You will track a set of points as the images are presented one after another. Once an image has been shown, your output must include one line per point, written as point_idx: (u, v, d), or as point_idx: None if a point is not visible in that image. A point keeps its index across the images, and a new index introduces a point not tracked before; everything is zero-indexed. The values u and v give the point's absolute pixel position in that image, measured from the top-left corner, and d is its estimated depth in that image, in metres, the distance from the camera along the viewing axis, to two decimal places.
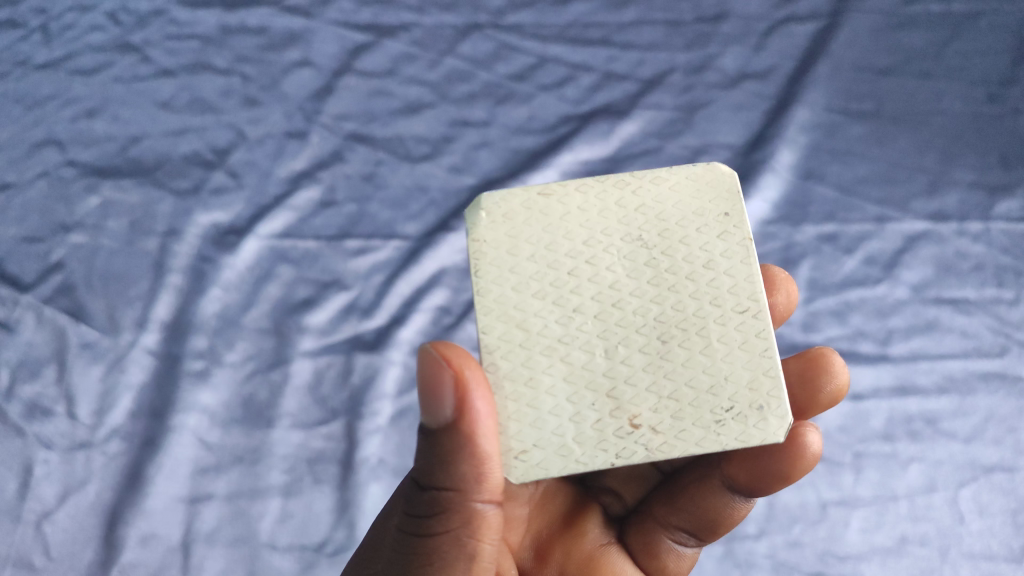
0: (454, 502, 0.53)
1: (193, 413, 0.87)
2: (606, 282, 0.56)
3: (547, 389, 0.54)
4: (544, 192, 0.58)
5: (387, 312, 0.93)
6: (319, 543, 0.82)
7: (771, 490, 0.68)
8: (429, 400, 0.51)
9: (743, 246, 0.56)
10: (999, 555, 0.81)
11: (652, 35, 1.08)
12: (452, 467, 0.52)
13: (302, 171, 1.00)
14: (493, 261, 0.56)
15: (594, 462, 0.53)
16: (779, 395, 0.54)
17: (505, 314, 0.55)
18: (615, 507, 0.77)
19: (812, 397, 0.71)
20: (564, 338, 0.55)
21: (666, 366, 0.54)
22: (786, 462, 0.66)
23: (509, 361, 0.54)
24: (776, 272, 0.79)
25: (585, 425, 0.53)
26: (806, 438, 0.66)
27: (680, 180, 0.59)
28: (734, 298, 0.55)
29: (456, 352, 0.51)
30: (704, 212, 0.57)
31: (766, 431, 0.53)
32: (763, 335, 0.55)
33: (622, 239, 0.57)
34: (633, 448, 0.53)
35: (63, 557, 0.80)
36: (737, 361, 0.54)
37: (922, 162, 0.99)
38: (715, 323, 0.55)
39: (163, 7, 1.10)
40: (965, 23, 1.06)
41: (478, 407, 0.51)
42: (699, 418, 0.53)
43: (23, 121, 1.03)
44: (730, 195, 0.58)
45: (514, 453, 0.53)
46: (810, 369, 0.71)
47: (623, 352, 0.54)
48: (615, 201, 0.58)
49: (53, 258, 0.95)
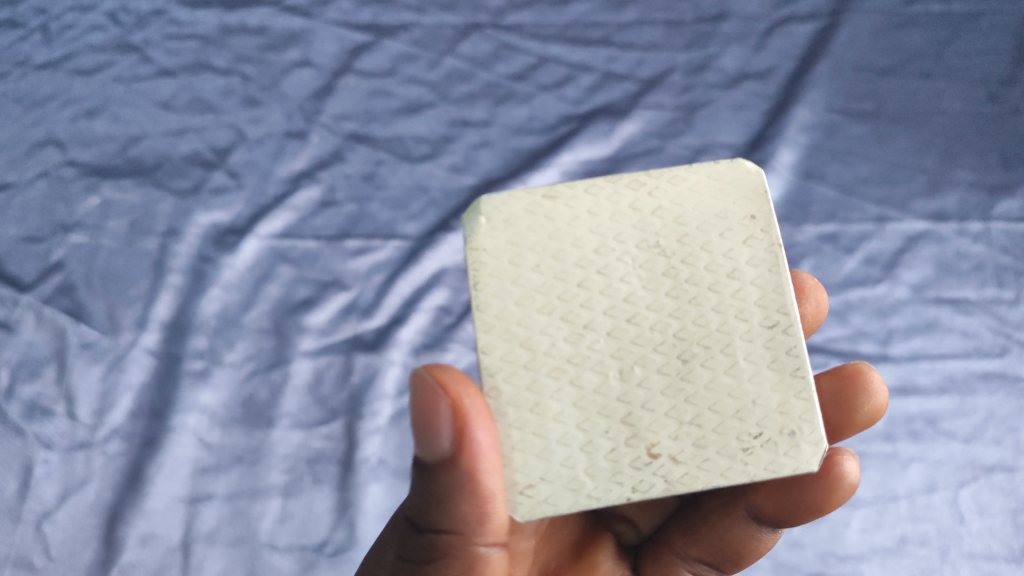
0: (454, 546, 0.54)
1: (193, 413, 0.87)
2: (620, 295, 0.55)
3: (555, 416, 0.54)
4: (550, 195, 0.58)
5: (387, 312, 0.93)
6: (319, 543, 0.82)
7: (800, 521, 0.67)
8: (425, 433, 0.50)
9: (769, 254, 0.56)
10: (998, 555, 0.81)
11: (652, 35, 1.08)
12: (452, 509, 0.52)
13: (302, 171, 1.00)
14: (494, 272, 0.56)
15: (608, 497, 0.53)
16: (812, 419, 0.54)
17: (507, 332, 0.55)
18: (629, 536, 0.78)
19: (849, 417, 0.70)
20: (574, 358, 0.54)
21: (687, 388, 0.54)
22: (821, 493, 0.65)
23: (512, 384, 0.54)
24: (806, 279, 0.79)
25: (597, 455, 0.53)
26: (843, 468, 0.65)
27: (700, 180, 0.58)
28: (761, 311, 0.55)
29: (452, 378, 0.51)
30: (727, 216, 0.57)
31: (798, 459, 0.53)
32: (794, 353, 0.54)
33: (637, 247, 0.57)
34: (652, 480, 0.53)
35: (63, 557, 0.80)
36: (765, 382, 0.54)
37: (923, 162, 0.99)
38: (740, 340, 0.55)
39: (162, 6, 1.10)
40: (966, 23, 1.06)
41: (479, 439, 0.50)
42: (724, 445, 0.53)
43: (24, 121, 1.03)
44: (755, 196, 0.58)
45: (520, 488, 0.53)
46: (844, 389, 0.71)
47: (639, 373, 0.54)
48: (628, 203, 0.58)
49: (53, 257, 0.95)
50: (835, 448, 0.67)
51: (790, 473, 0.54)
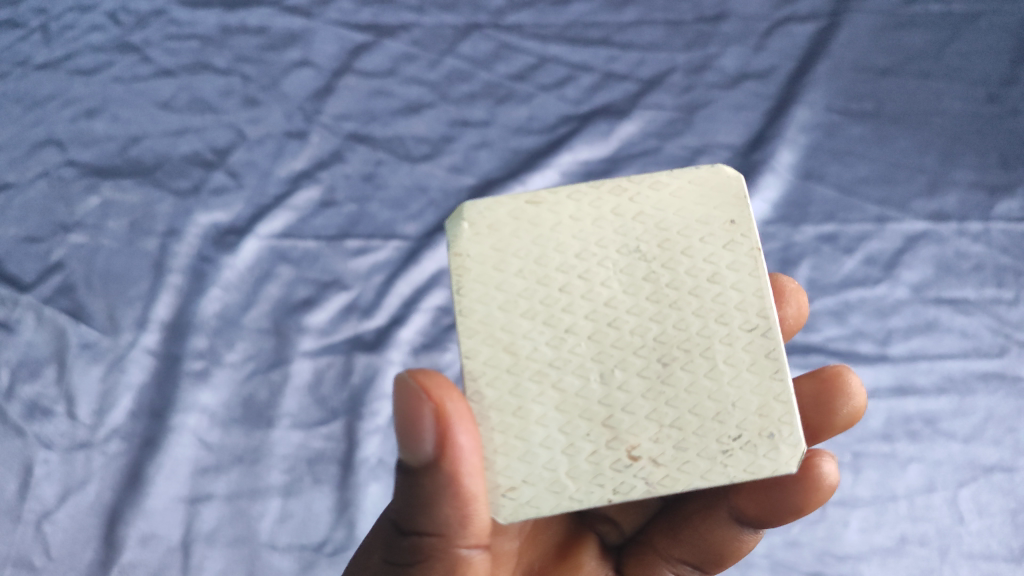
0: (437, 549, 0.53)
1: (193, 413, 0.87)
2: (601, 299, 0.55)
3: (537, 419, 0.54)
4: (532, 200, 0.58)
5: (387, 312, 0.93)
6: (319, 543, 0.82)
7: (781, 521, 0.68)
8: (408, 436, 0.50)
9: (750, 258, 0.56)
10: (999, 555, 0.81)
11: (652, 35, 1.08)
12: (434, 512, 0.52)
13: (302, 171, 1.00)
14: (477, 277, 0.56)
15: (589, 499, 0.53)
16: (791, 421, 0.54)
17: (490, 336, 0.55)
18: (612, 536, 0.77)
19: (828, 419, 0.70)
20: (555, 362, 0.54)
21: (667, 392, 0.54)
22: (801, 495, 0.65)
23: (495, 388, 0.54)
24: (787, 282, 0.78)
25: (579, 458, 0.53)
26: (822, 469, 0.65)
27: (682, 185, 0.58)
28: (742, 314, 0.55)
29: (436, 382, 0.51)
30: (709, 220, 0.57)
31: (778, 461, 0.53)
32: (774, 356, 0.55)
33: (619, 251, 0.57)
34: (632, 482, 0.53)
35: (63, 557, 0.80)
36: (745, 385, 0.54)
37: (922, 162, 0.99)
38: (721, 343, 0.55)
39: (162, 6, 1.10)
40: (966, 23, 1.06)
41: (461, 442, 0.50)
42: (704, 448, 0.53)
43: (23, 121, 1.03)
44: (737, 201, 0.58)
45: (502, 490, 0.53)
46: (825, 391, 0.70)
47: (620, 376, 0.54)
48: (611, 208, 0.58)
49: (53, 257, 0.95)
50: (815, 449, 0.67)
51: (771, 475, 0.54)
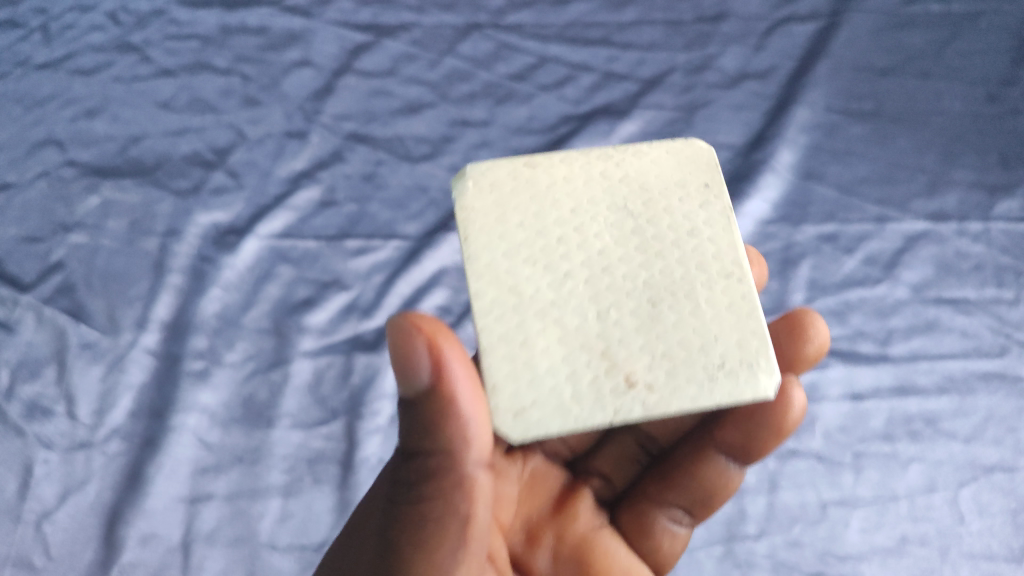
0: (442, 469, 0.52)
1: (193, 413, 0.87)
2: (592, 246, 0.57)
3: (540, 351, 0.54)
4: (529, 162, 0.60)
5: (387, 312, 0.93)
6: (319, 543, 0.82)
7: (767, 449, 0.72)
8: (404, 364, 0.50)
9: (724, 216, 0.59)
10: (999, 555, 0.80)
11: (652, 35, 1.08)
12: (435, 439, 0.52)
13: (302, 171, 1.00)
14: (481, 227, 0.58)
15: (593, 420, 0.52)
16: (767, 352, 0.55)
17: (495, 279, 0.56)
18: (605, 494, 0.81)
19: (799, 351, 0.74)
20: (555, 300, 0.55)
21: (658, 324, 0.55)
22: (778, 416, 0.71)
23: (501, 323, 0.55)
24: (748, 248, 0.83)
25: (579, 383, 0.53)
26: (792, 391, 0.71)
27: (660, 154, 0.61)
28: (719, 262, 0.57)
29: (428, 321, 0.52)
30: (684, 183, 0.60)
31: (758, 388, 0.54)
32: (748, 298, 0.56)
33: (607, 205, 0.59)
34: (631, 406, 0.53)
35: (63, 557, 0.80)
36: (727, 321, 0.55)
37: (923, 162, 0.99)
38: (701, 286, 0.57)
39: (162, 7, 1.11)
40: (965, 23, 1.07)
41: (456, 369, 0.51)
42: (692, 376, 0.54)
43: (24, 122, 1.03)
44: (708, 167, 0.61)
45: (509, 412, 0.53)
46: (794, 324, 0.75)
47: (614, 311, 0.55)
48: (599, 172, 0.60)
49: (53, 257, 0.95)
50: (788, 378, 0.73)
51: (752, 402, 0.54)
